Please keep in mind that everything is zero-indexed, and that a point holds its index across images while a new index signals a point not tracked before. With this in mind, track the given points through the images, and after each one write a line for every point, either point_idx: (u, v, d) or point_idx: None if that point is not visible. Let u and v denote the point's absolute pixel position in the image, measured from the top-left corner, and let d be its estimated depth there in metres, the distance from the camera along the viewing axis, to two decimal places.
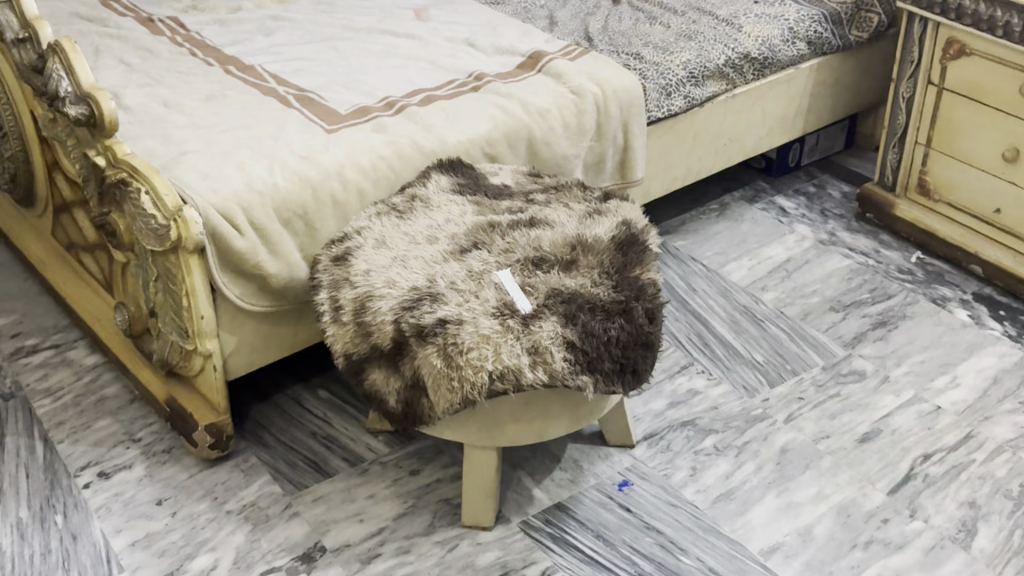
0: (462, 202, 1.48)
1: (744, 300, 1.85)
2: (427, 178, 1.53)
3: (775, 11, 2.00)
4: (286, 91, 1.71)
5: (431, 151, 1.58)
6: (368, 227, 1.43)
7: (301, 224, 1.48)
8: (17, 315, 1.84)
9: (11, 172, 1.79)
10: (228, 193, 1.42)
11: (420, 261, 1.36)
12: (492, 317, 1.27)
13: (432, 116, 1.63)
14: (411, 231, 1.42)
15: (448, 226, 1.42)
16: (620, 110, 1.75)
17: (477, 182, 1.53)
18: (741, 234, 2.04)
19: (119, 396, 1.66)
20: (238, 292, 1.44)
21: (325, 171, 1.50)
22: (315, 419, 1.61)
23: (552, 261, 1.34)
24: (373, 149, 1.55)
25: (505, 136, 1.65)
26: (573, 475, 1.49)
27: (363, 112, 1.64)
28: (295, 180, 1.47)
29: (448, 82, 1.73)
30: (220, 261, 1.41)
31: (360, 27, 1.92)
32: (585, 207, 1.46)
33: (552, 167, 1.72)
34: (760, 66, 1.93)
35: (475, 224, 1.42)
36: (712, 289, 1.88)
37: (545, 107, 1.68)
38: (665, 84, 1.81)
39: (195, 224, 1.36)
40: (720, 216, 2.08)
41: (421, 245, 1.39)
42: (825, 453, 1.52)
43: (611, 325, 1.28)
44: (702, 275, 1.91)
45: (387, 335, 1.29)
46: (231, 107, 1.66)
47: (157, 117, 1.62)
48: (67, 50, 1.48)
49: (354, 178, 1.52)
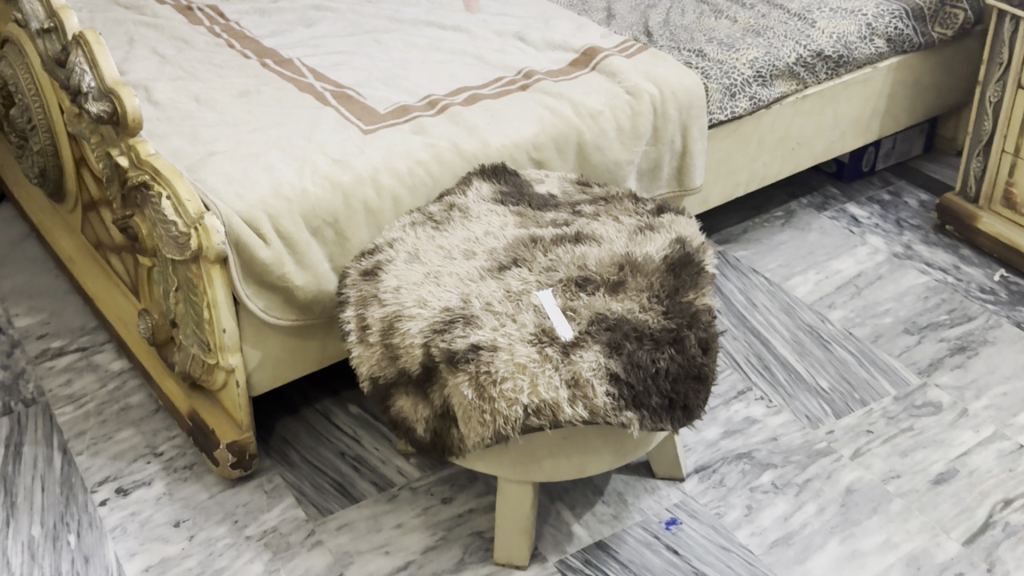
0: (504, 214, 1.37)
1: (810, 319, 1.72)
2: (468, 185, 1.42)
3: (852, 6, 1.86)
4: (323, 87, 1.61)
5: (472, 155, 1.48)
6: (401, 238, 1.33)
7: (332, 232, 1.38)
8: (46, 314, 1.77)
9: (41, 166, 1.73)
10: (254, 199, 1.33)
11: (456, 279, 1.26)
12: (529, 344, 1.16)
13: (475, 117, 1.53)
14: (447, 245, 1.31)
15: (487, 240, 1.32)
16: (679, 112, 1.62)
17: (521, 191, 1.42)
18: (808, 245, 1.90)
19: (143, 405, 1.58)
20: (263, 305, 1.35)
21: (358, 176, 1.40)
22: (345, 437, 1.52)
23: (597, 282, 1.23)
24: (411, 152, 1.45)
25: (553, 139, 1.53)
26: (617, 510, 1.38)
27: (402, 112, 1.54)
28: (326, 186, 1.38)
29: (494, 80, 1.63)
30: (244, 272, 1.32)
31: (405, 19, 1.82)
32: (636, 221, 1.34)
33: (605, 175, 1.59)
34: (834, 65, 1.79)
35: (516, 238, 1.32)
36: (775, 305, 1.75)
37: (598, 108, 1.57)
38: (729, 84, 1.68)
39: (216, 233, 1.27)
40: (786, 225, 1.96)
41: (457, 260, 1.29)
42: (894, 496, 1.39)
43: (660, 356, 1.16)
44: (763, 289, 1.79)
45: (416, 360, 1.19)
46: (265, 103, 1.57)
47: (187, 113, 1.53)
48: (91, 42, 1.40)
49: (389, 185, 1.42)
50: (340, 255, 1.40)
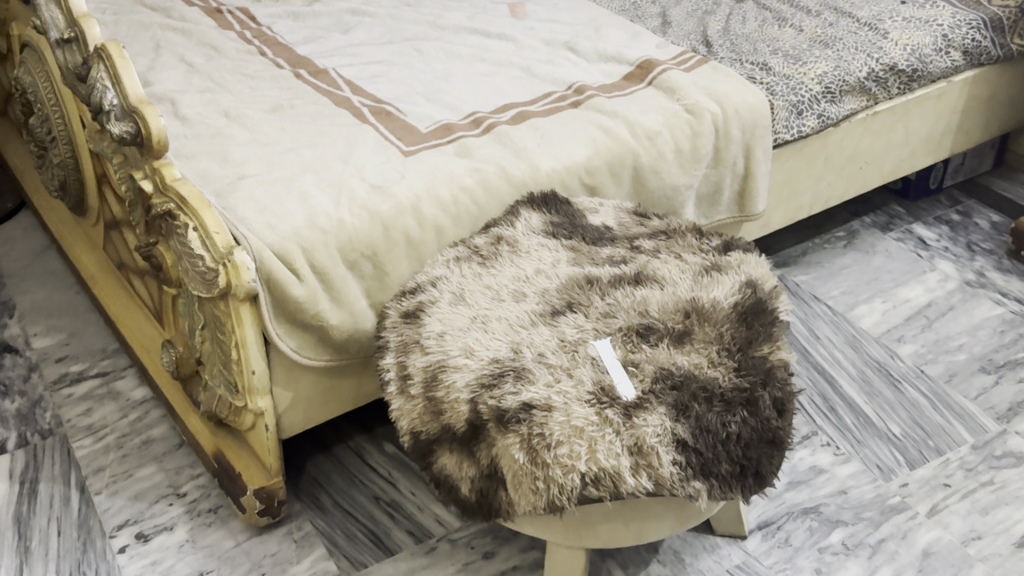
0: (557, 249, 1.27)
1: (878, 354, 1.61)
2: (516, 215, 1.32)
3: (926, 15, 1.74)
4: (361, 102, 1.51)
5: (521, 181, 1.37)
6: (445, 276, 1.22)
7: (370, 266, 1.28)
8: (65, 335, 1.68)
9: (61, 180, 1.64)
10: (287, 231, 1.23)
11: (506, 325, 1.15)
12: (587, 404, 1.05)
13: (524, 138, 1.42)
14: (496, 285, 1.21)
15: (539, 279, 1.21)
16: (743, 131, 1.50)
17: (574, 222, 1.32)
18: (873, 270, 1.79)
19: (166, 439, 1.49)
20: (295, 345, 1.24)
21: (399, 204, 1.29)
22: (379, 480, 1.42)
23: (661, 331, 1.13)
24: (455, 178, 1.34)
25: (607, 163, 1.42)
26: (673, 571, 1.27)
27: (446, 132, 1.44)
28: (364, 216, 1.27)
29: (543, 96, 1.52)
30: (275, 310, 1.22)
31: (447, 25, 1.72)
32: (701, 260, 1.24)
33: (662, 201, 1.48)
34: (907, 80, 1.67)
35: (570, 279, 1.21)
36: (840, 337, 1.64)
37: (655, 129, 1.45)
38: (796, 101, 1.56)
39: (246, 270, 1.17)
40: (848, 247, 1.85)
41: (507, 303, 1.18)
42: (976, 560, 1.28)
43: (731, 420, 1.06)
44: (826, 320, 1.68)
45: (461, 417, 1.09)
46: (300, 120, 1.47)
47: (216, 130, 1.43)
48: (113, 55, 1.29)
49: (432, 214, 1.31)
50: (378, 291, 1.30)
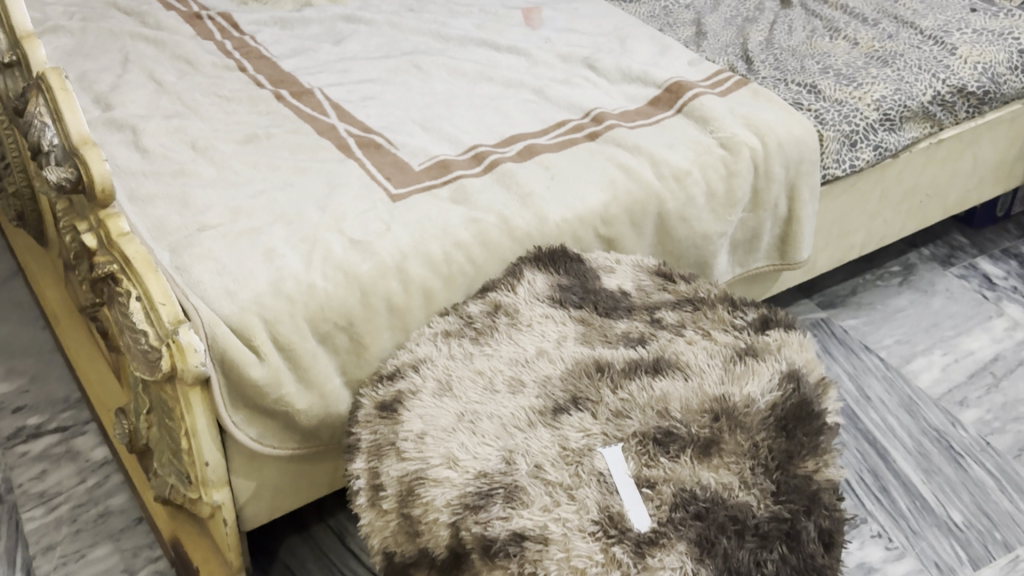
0: (564, 322, 1.08)
1: (937, 421, 1.42)
2: (518, 277, 1.12)
3: (1000, 27, 1.52)
4: (347, 131, 1.32)
5: (525, 234, 1.17)
6: (430, 357, 1.04)
7: (345, 338, 1.09)
8: (25, 379, 1.52)
9: (18, 210, 1.47)
10: (248, 299, 1.05)
11: (498, 425, 0.97)
12: (590, 538, 0.87)
13: (531, 178, 1.22)
14: (489, 370, 1.02)
15: (541, 363, 1.03)
16: (786, 169, 1.30)
17: (586, 285, 1.13)
18: (931, 314, 1.59)
19: (125, 512, 1.33)
20: (256, 433, 1.06)
21: (381, 265, 1.11)
22: (361, 569, 1.24)
23: (683, 439, 0.95)
24: (448, 231, 1.15)
25: (627, 210, 1.22)
26: None
27: (441, 170, 1.25)
28: (339, 280, 1.09)
29: (556, 125, 1.32)
30: (231, 394, 1.04)
31: (452, 36, 1.53)
32: (733, 340, 1.05)
33: (690, 251, 1.28)
34: (977, 102, 1.45)
35: (577, 364, 1.02)
36: (893, 399, 1.45)
37: (683, 168, 1.25)
38: (849, 131, 1.35)
39: (193, 352, 0.98)
40: (904, 284, 1.65)
41: (500, 394, 1.00)
42: None
43: (767, 558, 0.88)
44: (878, 376, 1.49)
45: (441, 543, 0.91)
46: (277, 152, 1.29)
47: (179, 165, 1.25)
48: (54, 87, 1.11)
49: (420, 276, 1.12)
50: (355, 365, 1.11)
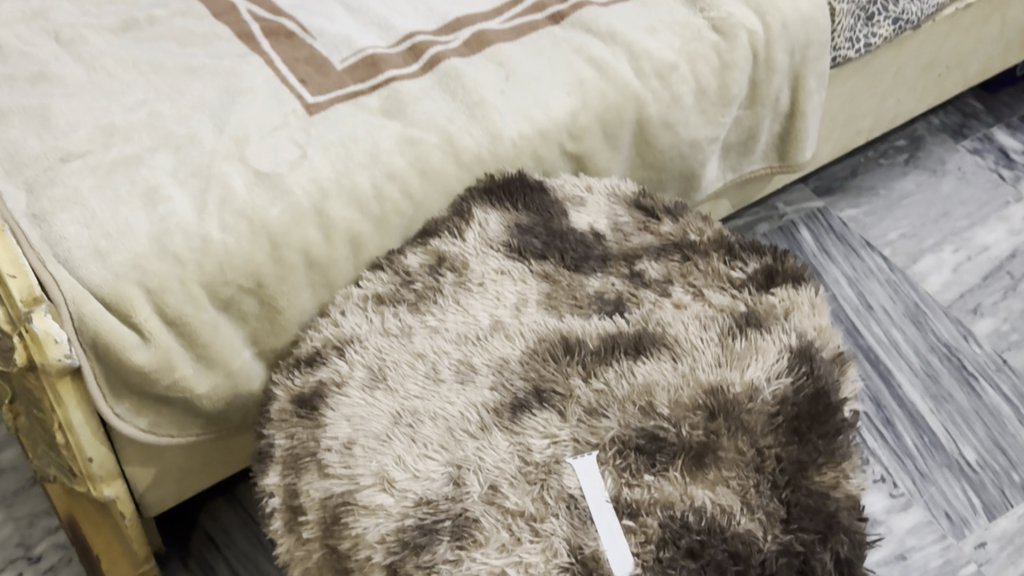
0: (524, 280, 0.88)
1: (947, 335, 1.25)
2: (466, 217, 0.91)
3: None
4: (251, 14, 1.07)
5: (474, 158, 0.96)
6: (360, 334, 0.84)
7: (255, 302, 0.88)
8: None
9: None
10: (124, 261, 0.82)
11: (443, 430, 0.78)
12: None
13: (481, 78, 0.98)
14: (432, 351, 0.82)
15: (496, 339, 0.83)
16: (791, 54, 1.07)
17: (550, 224, 0.92)
18: (941, 199, 1.41)
19: (17, 470, 1.14)
20: (148, 424, 0.88)
21: (294, 208, 0.88)
22: None
23: (672, 447, 0.77)
24: (378, 157, 0.92)
25: (599, 119, 1.00)
26: None
27: (370, 69, 1.00)
28: (241, 230, 0.86)
29: (511, 2, 1.07)
30: (112, 383, 0.84)
31: None
32: (730, 302, 0.86)
33: (673, 162, 1.07)
34: None
35: (540, 341, 0.82)
36: (899, 308, 1.28)
37: (668, 61, 1.01)
38: (866, 2, 1.11)
39: (55, 344, 0.77)
40: (911, 163, 1.45)
41: (447, 386, 0.80)
42: None
43: None
44: (882, 280, 1.31)
45: None
46: (165, 44, 1.03)
47: (38, 66, 0.99)
48: None
49: (344, 218, 0.91)
50: (268, 331, 0.91)
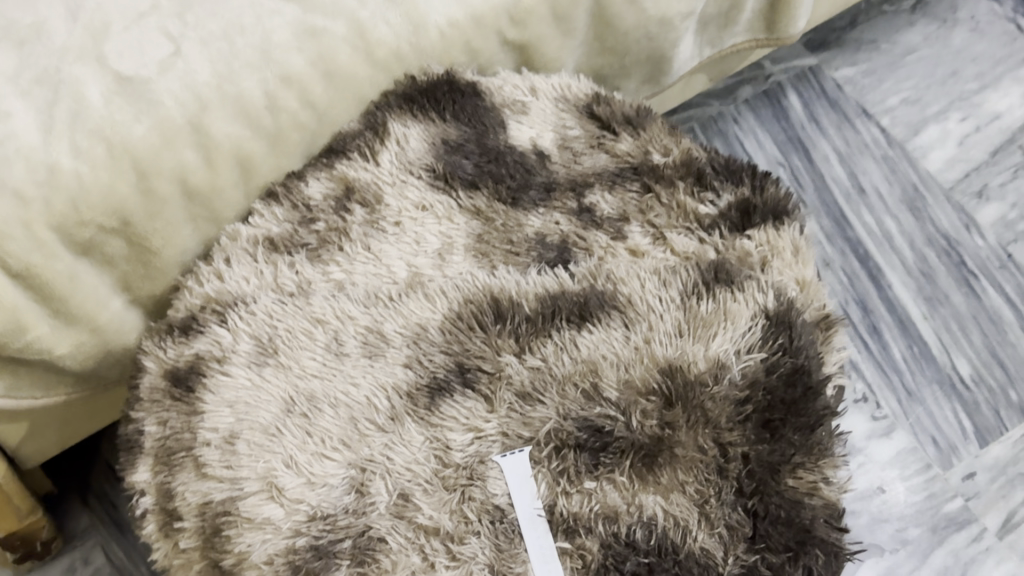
0: (450, 217, 0.72)
1: (947, 224, 1.11)
2: (381, 133, 0.75)
3: None
4: None
5: (391, 54, 0.78)
6: (248, 294, 0.69)
7: (122, 242, 0.71)
8: None
9: None
10: None
11: (344, 422, 0.65)
12: None
13: None
14: (333, 316, 0.68)
15: (411, 300, 0.68)
16: None
17: (482, 140, 0.76)
18: (951, 55, 1.23)
19: None
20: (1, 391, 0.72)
21: (163, 124, 0.69)
22: None
23: (619, 444, 0.64)
24: (270, 54, 0.72)
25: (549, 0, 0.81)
26: None
27: None
28: (99, 155, 0.67)
29: None
30: None
31: None
32: (697, 247, 0.71)
33: (638, 44, 0.89)
34: None
35: (464, 304, 0.68)
36: (895, 191, 1.13)
37: None
38: None
39: None
40: (918, 11, 1.27)
41: (351, 362, 0.66)
42: None
43: None
44: (878, 158, 1.15)
45: None
46: None
47: None
48: None
49: (226, 134, 0.73)
50: (143, 276, 0.75)
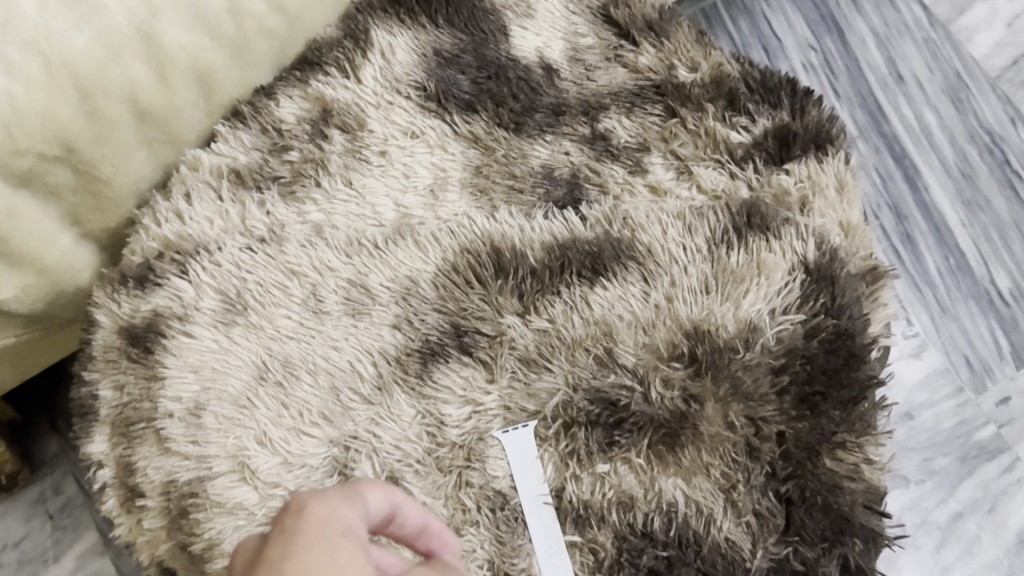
0: (443, 146, 0.65)
1: (990, 118, 1.01)
2: (362, 42, 0.67)
3: None
4: None
5: None
6: (218, 243, 0.62)
7: (66, 171, 0.59)
8: None
9: None
10: None
11: (324, 391, 0.57)
12: None
13: None
14: (311, 269, 0.60)
15: (399, 249, 0.60)
16: None
17: (482, 52, 0.68)
18: None
19: None
20: None
21: (109, 34, 0.55)
22: None
23: (636, 420, 0.56)
24: None
25: None
26: None
27: None
28: (35, 73, 0.53)
29: None
30: None
31: None
32: (721, 183, 0.63)
33: None
34: None
35: (460, 254, 0.60)
36: (937, 81, 1.02)
37: None
38: None
39: None
40: None
41: (331, 322, 0.59)
42: None
43: None
44: (920, 42, 1.04)
45: None
46: None
47: None
48: None
49: (183, 44, 0.60)
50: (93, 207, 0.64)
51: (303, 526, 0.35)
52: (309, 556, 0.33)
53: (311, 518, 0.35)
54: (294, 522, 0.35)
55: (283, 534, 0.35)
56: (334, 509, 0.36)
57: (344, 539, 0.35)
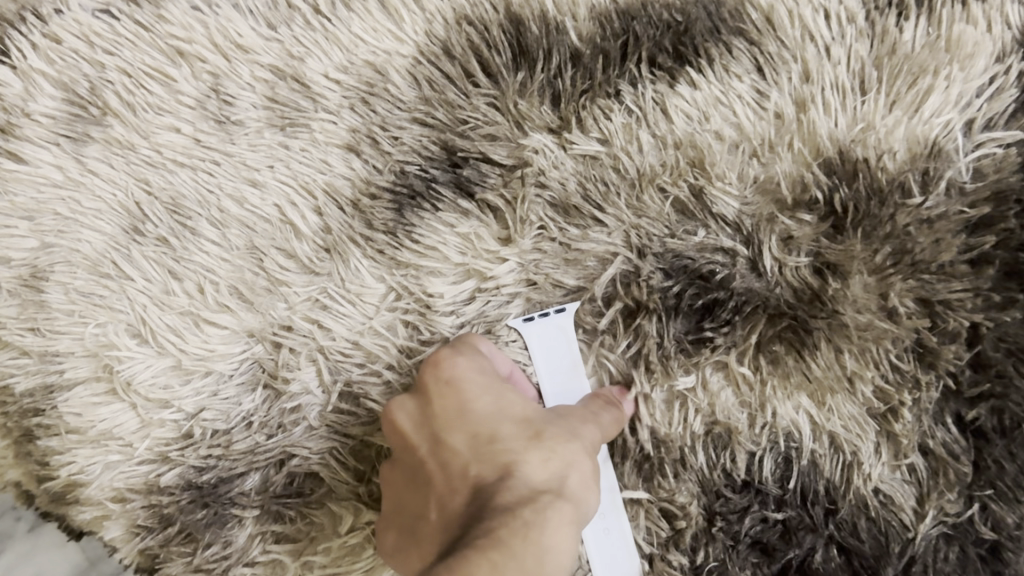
0: None
1: None
2: None
3: None
4: None
5: None
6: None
7: None
8: None
9: None
10: None
11: (237, 254, 0.36)
12: None
13: None
14: (211, 50, 0.37)
15: (355, 15, 0.37)
16: None
17: None
18: None
19: None
20: None
21: None
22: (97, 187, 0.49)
23: (740, 304, 0.35)
24: None
25: None
26: None
27: None
28: None
29: None
30: None
31: None
32: None
33: None
34: None
35: (456, 27, 0.37)
36: None
37: None
38: None
39: None
40: None
41: (246, 136, 0.37)
42: None
43: None
44: None
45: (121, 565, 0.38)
46: None
47: None
48: None
49: None
50: None
51: (468, 389, 0.32)
52: (496, 404, 0.32)
53: (466, 367, 0.32)
54: (447, 374, 0.32)
55: (437, 386, 0.32)
56: (477, 358, 0.33)
57: (508, 386, 0.33)
